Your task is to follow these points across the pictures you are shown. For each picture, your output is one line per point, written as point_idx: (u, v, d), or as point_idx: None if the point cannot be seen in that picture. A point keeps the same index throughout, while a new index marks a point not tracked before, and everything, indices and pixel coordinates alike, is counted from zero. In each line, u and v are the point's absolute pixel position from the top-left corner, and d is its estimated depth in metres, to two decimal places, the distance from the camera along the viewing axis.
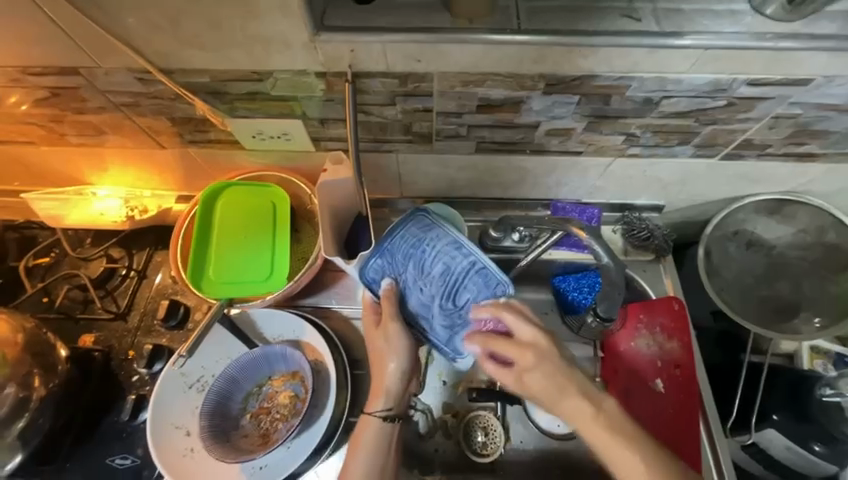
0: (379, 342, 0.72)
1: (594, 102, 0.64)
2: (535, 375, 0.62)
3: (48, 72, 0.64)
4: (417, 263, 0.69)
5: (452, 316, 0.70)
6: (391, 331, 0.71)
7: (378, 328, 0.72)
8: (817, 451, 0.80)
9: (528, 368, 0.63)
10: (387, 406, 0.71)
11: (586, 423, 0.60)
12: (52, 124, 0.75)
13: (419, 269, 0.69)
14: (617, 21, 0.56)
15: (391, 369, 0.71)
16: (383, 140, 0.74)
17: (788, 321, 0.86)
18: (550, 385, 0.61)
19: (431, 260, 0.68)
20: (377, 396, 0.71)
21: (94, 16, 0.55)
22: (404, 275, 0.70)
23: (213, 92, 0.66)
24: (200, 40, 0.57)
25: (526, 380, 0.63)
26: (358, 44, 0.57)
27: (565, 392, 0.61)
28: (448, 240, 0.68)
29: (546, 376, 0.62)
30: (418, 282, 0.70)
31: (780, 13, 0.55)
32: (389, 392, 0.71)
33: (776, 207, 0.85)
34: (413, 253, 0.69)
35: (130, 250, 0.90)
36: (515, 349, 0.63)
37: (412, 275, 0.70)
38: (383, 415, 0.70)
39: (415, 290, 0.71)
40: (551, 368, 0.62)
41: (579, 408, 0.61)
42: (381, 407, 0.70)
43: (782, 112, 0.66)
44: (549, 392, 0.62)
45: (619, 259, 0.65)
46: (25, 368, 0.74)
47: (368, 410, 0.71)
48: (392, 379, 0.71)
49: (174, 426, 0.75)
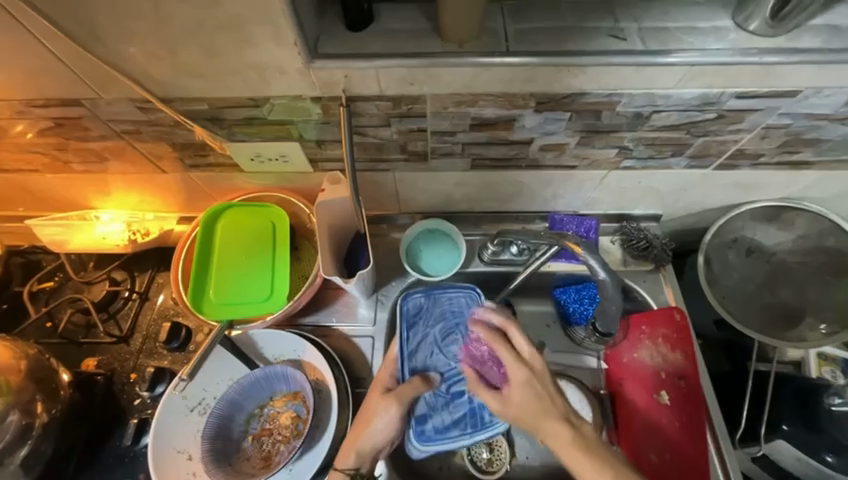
0: (371, 412, 0.70)
1: (586, 117, 0.65)
2: (520, 392, 0.64)
3: (53, 103, 0.66)
4: (447, 331, 0.76)
5: (438, 396, 0.73)
6: (390, 411, 0.69)
7: (382, 399, 0.70)
8: (830, 462, 0.79)
9: (517, 385, 0.65)
10: (355, 464, 0.69)
11: (565, 451, 0.61)
12: (55, 152, 0.76)
13: (443, 336, 0.76)
14: (604, 41, 0.57)
15: (371, 439, 0.69)
16: (379, 160, 0.75)
17: (793, 328, 0.85)
18: (530, 403, 0.64)
19: (458, 337, 0.76)
20: (349, 451, 0.69)
21: (95, 50, 0.57)
22: (428, 335, 0.76)
23: (212, 118, 0.67)
24: (199, 70, 0.59)
25: (510, 396, 0.65)
26: (352, 70, 0.58)
27: (542, 421, 0.63)
28: None
29: (528, 395, 0.64)
30: (437, 348, 0.76)
31: (764, 29, 0.56)
32: (362, 453, 0.69)
33: (773, 213, 0.85)
34: (449, 319, 0.77)
35: (132, 272, 0.91)
36: (509, 360, 0.66)
37: (436, 337, 0.76)
38: (349, 472, 0.68)
39: (428, 349, 0.75)
40: (539, 395, 0.64)
41: (558, 431, 0.62)
42: (350, 464, 0.69)
43: (772, 122, 0.66)
44: (530, 408, 0.64)
45: (616, 273, 0.64)
46: (27, 395, 0.73)
47: (339, 461, 0.69)
48: (368, 441, 0.69)
49: (176, 451, 0.74)
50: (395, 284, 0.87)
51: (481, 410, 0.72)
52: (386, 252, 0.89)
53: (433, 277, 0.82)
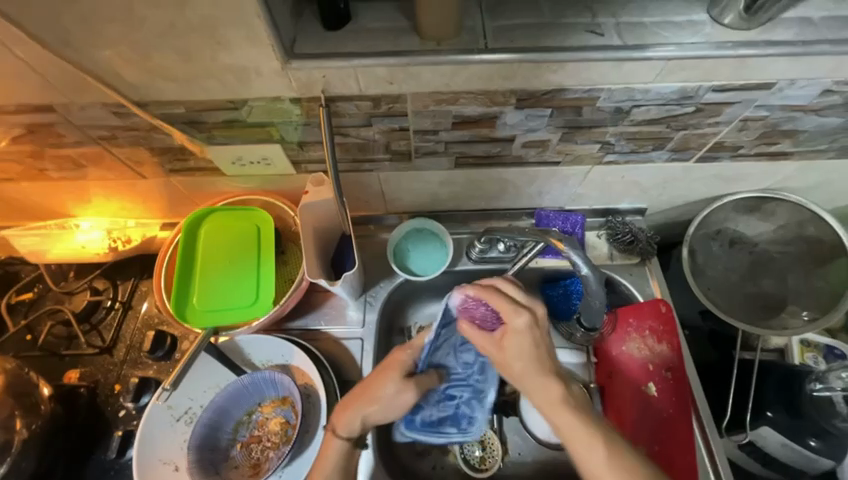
0: (385, 390, 0.67)
1: (567, 113, 0.66)
2: (517, 340, 0.64)
3: (24, 110, 0.64)
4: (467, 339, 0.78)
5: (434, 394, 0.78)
6: (407, 395, 0.68)
7: (403, 381, 0.69)
8: (813, 446, 0.81)
9: (513, 331, 0.64)
10: (353, 433, 0.65)
11: (552, 408, 0.61)
12: (29, 160, 0.74)
13: (461, 345, 0.78)
14: (581, 36, 0.58)
15: (383, 412, 0.66)
16: (363, 160, 0.74)
17: (776, 316, 0.86)
18: (528, 354, 0.63)
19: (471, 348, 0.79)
20: (353, 417, 0.65)
21: (65, 54, 0.55)
22: (452, 339, 0.77)
23: (190, 121, 0.66)
24: (174, 74, 0.58)
25: (505, 345, 0.65)
26: (330, 71, 0.57)
27: (534, 372, 0.63)
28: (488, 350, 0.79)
29: (528, 344, 0.63)
30: (453, 353, 0.78)
31: (737, 22, 0.57)
32: (366, 420, 0.66)
33: (754, 204, 0.86)
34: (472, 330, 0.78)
35: (114, 281, 0.89)
36: (505, 307, 0.64)
37: (457, 344, 0.78)
38: (347, 437, 0.65)
39: (445, 350, 0.77)
40: (533, 345, 0.63)
41: (546, 387, 0.62)
42: (347, 432, 0.65)
43: (750, 115, 0.67)
44: (521, 359, 0.63)
45: (598, 268, 0.65)
46: (6, 410, 0.71)
47: (339, 425, 0.65)
48: (379, 415, 0.66)
49: (162, 462, 0.73)
50: (384, 285, 0.86)
51: (464, 415, 0.79)
52: (375, 252, 0.89)
53: (420, 277, 0.81)
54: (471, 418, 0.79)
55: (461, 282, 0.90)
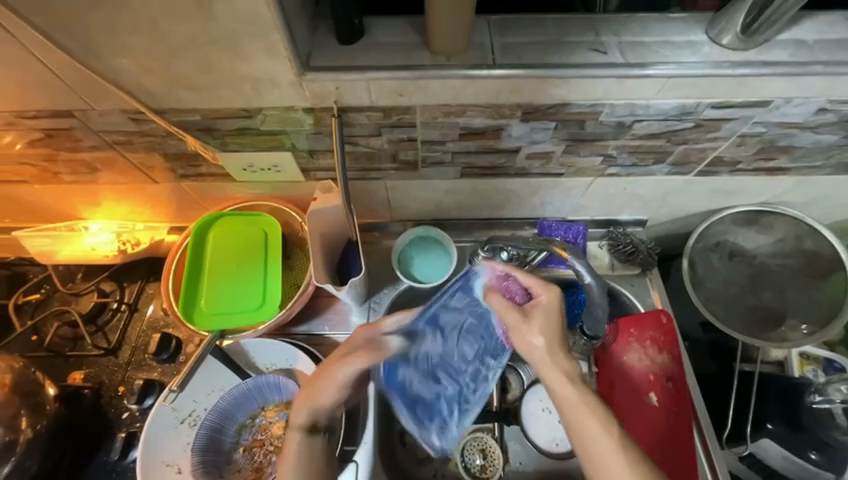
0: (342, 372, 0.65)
1: (571, 127, 0.68)
2: (547, 317, 0.63)
3: (43, 115, 0.66)
4: (475, 331, 0.72)
5: (423, 362, 0.70)
6: (355, 378, 0.64)
7: (358, 352, 0.66)
8: (813, 459, 0.82)
9: (543, 308, 0.64)
10: (312, 419, 0.65)
11: (568, 390, 0.60)
12: (44, 163, 0.76)
13: (469, 332, 0.72)
14: (585, 54, 0.60)
15: (333, 386, 0.65)
16: (371, 169, 0.76)
17: (775, 328, 0.87)
18: (553, 333, 0.62)
19: (479, 343, 0.72)
20: (307, 403, 0.65)
21: (88, 63, 0.57)
22: (462, 322, 0.71)
23: (204, 128, 0.68)
24: (192, 82, 0.60)
25: (533, 319, 0.63)
26: (343, 82, 0.59)
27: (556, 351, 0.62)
28: (493, 356, 0.72)
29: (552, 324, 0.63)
30: (458, 340, 0.71)
31: (735, 43, 0.59)
32: (319, 402, 0.65)
33: (752, 218, 0.88)
34: (483, 323, 0.71)
35: (121, 283, 0.90)
36: (539, 284, 0.65)
37: (466, 327, 0.72)
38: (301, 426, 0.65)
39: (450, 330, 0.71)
40: (558, 322, 0.63)
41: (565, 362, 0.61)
42: (302, 419, 0.65)
43: (747, 131, 0.69)
44: (545, 337, 0.62)
45: (601, 276, 0.66)
46: (11, 410, 0.73)
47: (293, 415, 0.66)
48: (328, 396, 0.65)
49: (165, 464, 0.73)
50: (388, 291, 0.87)
51: (437, 409, 0.70)
52: (379, 259, 0.90)
53: (424, 284, 0.83)
54: (442, 417, 0.71)
55: None
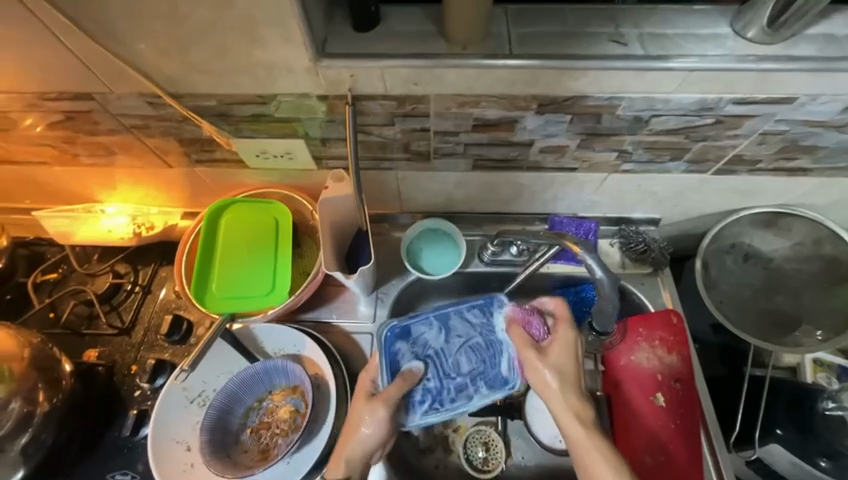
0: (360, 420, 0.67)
1: (586, 120, 0.67)
2: (565, 355, 0.66)
3: (64, 97, 0.67)
4: (478, 349, 0.74)
5: (419, 348, 0.73)
6: (377, 413, 0.66)
7: (368, 403, 0.67)
8: (823, 467, 0.78)
9: (561, 345, 0.67)
10: (346, 475, 0.67)
11: (579, 428, 0.62)
12: (63, 145, 0.78)
13: (473, 348, 0.73)
14: (605, 45, 0.59)
15: (362, 446, 0.66)
16: (383, 159, 0.76)
17: (789, 333, 0.86)
18: (568, 371, 0.66)
19: (476, 361, 0.73)
20: (339, 463, 0.67)
21: (108, 46, 0.58)
22: (470, 338, 0.74)
23: (219, 114, 0.69)
24: (209, 68, 0.61)
25: (550, 355, 0.67)
26: (358, 70, 0.59)
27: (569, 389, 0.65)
28: (485, 381, 0.72)
29: (570, 362, 0.66)
30: (460, 351, 0.73)
31: (761, 36, 0.57)
32: (352, 463, 0.67)
33: (771, 219, 0.86)
34: (492, 350, 0.73)
35: (135, 265, 0.92)
36: (562, 319, 0.69)
37: (472, 343, 0.74)
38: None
39: (456, 339, 0.74)
40: (576, 362, 0.67)
41: (580, 404, 0.64)
42: (339, 475, 0.66)
43: (770, 129, 0.67)
44: (561, 373, 0.65)
45: (613, 271, 0.65)
46: (30, 383, 0.75)
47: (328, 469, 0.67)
48: (360, 444, 0.67)
49: (175, 442, 0.75)
50: (396, 283, 0.88)
51: (414, 399, 0.70)
52: (388, 250, 0.90)
53: (432, 275, 0.83)
54: (412, 411, 0.70)
55: (471, 284, 0.91)
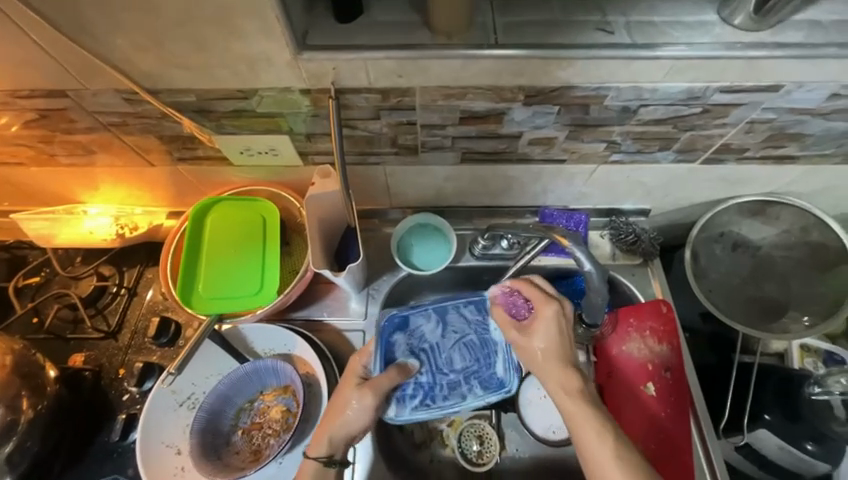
0: (345, 402, 0.66)
1: (574, 111, 0.66)
2: (545, 329, 0.64)
3: (37, 95, 0.65)
4: (473, 347, 0.75)
5: (416, 340, 0.74)
6: (365, 399, 0.66)
7: (356, 389, 0.67)
8: (810, 450, 0.82)
9: (542, 320, 0.65)
10: (328, 453, 0.66)
11: (567, 398, 0.61)
12: (40, 144, 0.75)
13: (467, 346, 0.75)
14: (591, 34, 0.58)
15: (347, 427, 0.65)
16: (370, 153, 0.75)
17: (777, 320, 0.86)
18: (551, 344, 0.64)
19: (469, 360, 0.75)
20: (323, 440, 0.65)
21: (80, 40, 0.56)
22: (465, 336, 0.75)
23: (200, 110, 0.67)
24: (186, 62, 0.59)
25: (532, 333, 0.65)
26: (340, 62, 0.58)
27: (555, 362, 0.63)
28: (479, 381, 0.73)
29: (551, 336, 0.64)
30: (454, 348, 0.75)
31: (747, 23, 0.57)
32: (336, 442, 0.66)
33: (759, 208, 0.86)
34: (486, 349, 0.75)
35: (120, 267, 0.90)
36: (538, 296, 0.65)
37: (466, 341, 0.75)
38: (319, 458, 0.66)
39: (451, 335, 0.75)
40: (559, 336, 0.64)
41: (566, 378, 0.62)
42: (322, 453, 0.65)
43: (757, 117, 0.67)
44: (544, 350, 0.64)
45: (601, 264, 0.65)
46: (13, 390, 0.72)
47: (310, 449, 0.66)
48: (344, 427, 0.65)
49: (165, 445, 0.74)
50: (387, 279, 0.87)
51: (409, 388, 0.71)
52: (378, 246, 0.89)
53: (423, 271, 0.82)
54: (402, 404, 0.70)
55: (462, 278, 0.90)
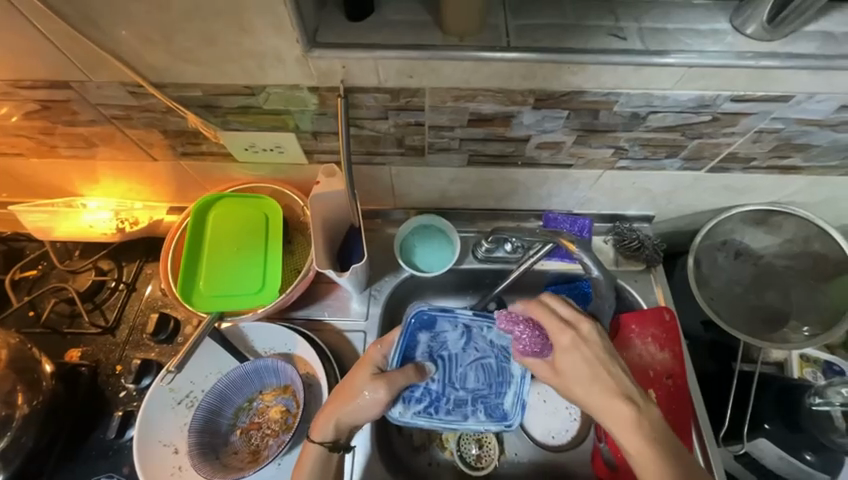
0: (358, 390, 0.66)
1: (583, 116, 0.66)
2: (574, 360, 0.61)
3: (40, 85, 0.64)
4: (488, 373, 0.78)
5: (437, 344, 0.77)
6: (379, 393, 0.66)
7: (373, 379, 0.67)
8: (808, 460, 0.82)
9: (567, 349, 0.62)
10: (333, 436, 0.66)
11: (622, 428, 0.58)
12: (41, 136, 0.74)
13: (484, 368, 0.78)
14: (603, 39, 0.58)
15: (354, 413, 0.65)
16: (376, 153, 0.74)
17: (778, 330, 0.86)
18: (586, 374, 0.60)
19: (482, 384, 0.77)
20: (329, 424, 0.66)
21: (87, 32, 0.55)
22: (484, 360, 0.78)
23: (206, 105, 0.66)
24: (195, 57, 0.58)
25: (560, 368, 0.63)
26: (350, 61, 0.57)
27: (598, 391, 0.60)
28: (483, 409, 0.76)
29: (582, 364, 0.61)
30: (471, 366, 0.78)
31: (760, 33, 0.57)
32: (341, 427, 0.66)
33: (763, 217, 0.86)
34: (500, 378, 0.78)
35: (119, 262, 0.89)
36: (555, 325, 0.63)
37: (485, 363, 0.78)
38: (321, 442, 0.66)
39: (470, 352, 0.79)
40: (591, 363, 0.61)
41: (615, 406, 0.59)
42: (325, 437, 0.66)
43: (765, 126, 0.67)
44: (583, 383, 0.61)
45: (608, 270, 0.66)
46: (8, 385, 0.72)
47: (315, 432, 0.66)
48: (352, 414, 0.65)
49: (162, 444, 0.73)
50: (389, 279, 0.86)
51: (418, 388, 0.74)
52: (381, 246, 0.89)
53: (426, 272, 0.81)
54: (407, 405, 0.73)
55: (464, 281, 0.90)
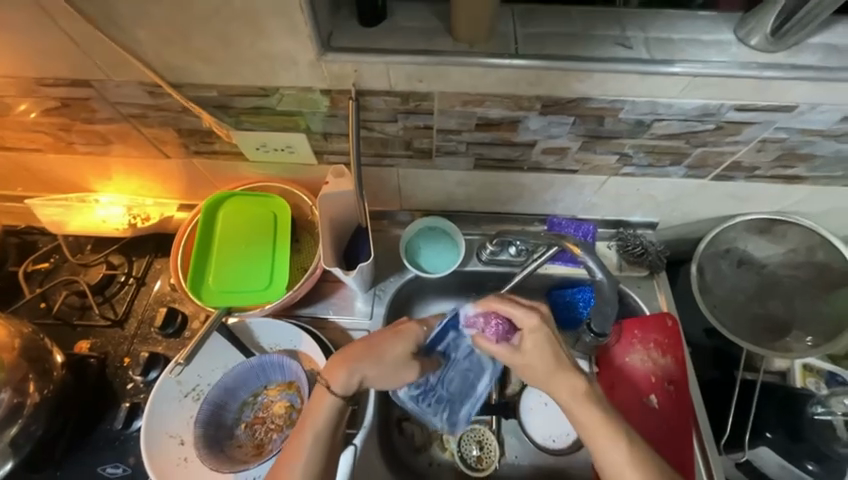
0: (387, 355, 0.66)
1: (589, 122, 0.67)
2: (538, 345, 0.62)
3: (61, 83, 0.66)
4: (468, 382, 0.76)
5: (448, 346, 0.72)
6: (411, 372, 0.68)
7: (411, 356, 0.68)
8: (811, 470, 0.81)
9: (531, 336, 0.62)
10: (349, 393, 0.65)
11: (576, 406, 0.61)
12: (59, 132, 0.76)
13: (466, 376, 0.76)
14: (610, 48, 0.59)
15: (378, 378, 0.66)
16: (384, 155, 0.76)
17: (780, 338, 0.87)
18: (548, 359, 0.61)
19: (457, 390, 0.76)
20: (353, 381, 0.65)
21: (109, 32, 0.57)
22: (468, 371, 0.76)
23: (220, 105, 0.68)
24: (212, 58, 0.60)
25: (523, 350, 0.62)
26: (362, 65, 0.59)
27: (556, 372, 0.61)
28: (445, 413, 0.77)
29: (542, 348, 0.62)
30: (458, 371, 0.76)
31: (764, 45, 0.58)
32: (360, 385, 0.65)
33: (767, 226, 0.87)
34: (472, 390, 0.76)
35: (129, 257, 0.90)
36: (518, 315, 0.63)
37: (468, 371, 0.76)
38: (341, 395, 0.65)
39: (467, 359, 0.75)
40: (552, 346, 0.62)
41: (572, 385, 0.61)
42: (341, 392, 0.64)
43: (769, 136, 0.68)
44: (542, 367, 0.62)
45: (612, 274, 0.66)
46: (20, 373, 0.72)
47: (334, 379, 0.64)
48: (378, 379, 0.66)
49: (169, 435, 0.74)
50: (394, 280, 0.87)
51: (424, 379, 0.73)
52: (386, 247, 0.90)
53: (431, 274, 0.83)
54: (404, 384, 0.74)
55: (468, 283, 0.91)
